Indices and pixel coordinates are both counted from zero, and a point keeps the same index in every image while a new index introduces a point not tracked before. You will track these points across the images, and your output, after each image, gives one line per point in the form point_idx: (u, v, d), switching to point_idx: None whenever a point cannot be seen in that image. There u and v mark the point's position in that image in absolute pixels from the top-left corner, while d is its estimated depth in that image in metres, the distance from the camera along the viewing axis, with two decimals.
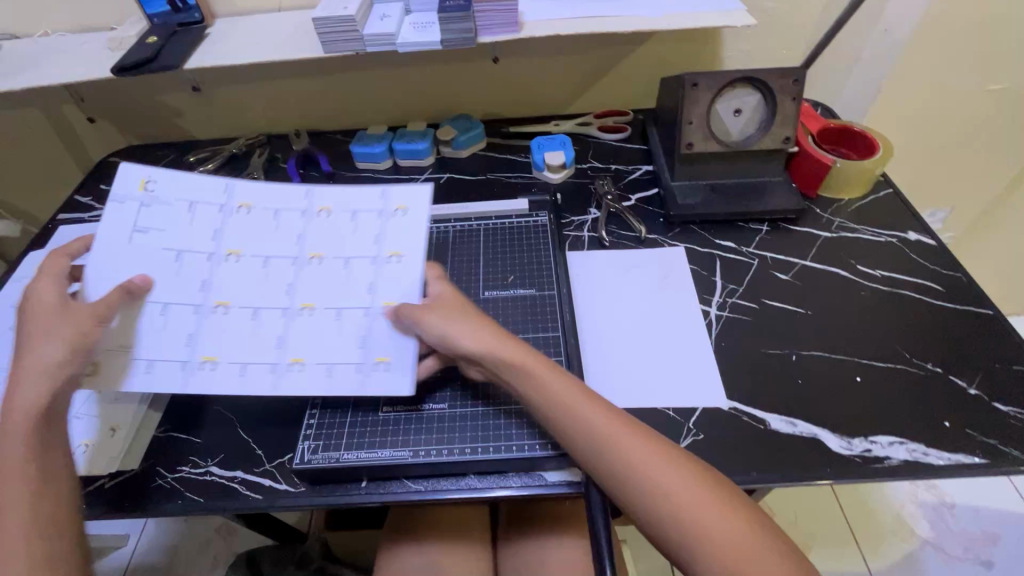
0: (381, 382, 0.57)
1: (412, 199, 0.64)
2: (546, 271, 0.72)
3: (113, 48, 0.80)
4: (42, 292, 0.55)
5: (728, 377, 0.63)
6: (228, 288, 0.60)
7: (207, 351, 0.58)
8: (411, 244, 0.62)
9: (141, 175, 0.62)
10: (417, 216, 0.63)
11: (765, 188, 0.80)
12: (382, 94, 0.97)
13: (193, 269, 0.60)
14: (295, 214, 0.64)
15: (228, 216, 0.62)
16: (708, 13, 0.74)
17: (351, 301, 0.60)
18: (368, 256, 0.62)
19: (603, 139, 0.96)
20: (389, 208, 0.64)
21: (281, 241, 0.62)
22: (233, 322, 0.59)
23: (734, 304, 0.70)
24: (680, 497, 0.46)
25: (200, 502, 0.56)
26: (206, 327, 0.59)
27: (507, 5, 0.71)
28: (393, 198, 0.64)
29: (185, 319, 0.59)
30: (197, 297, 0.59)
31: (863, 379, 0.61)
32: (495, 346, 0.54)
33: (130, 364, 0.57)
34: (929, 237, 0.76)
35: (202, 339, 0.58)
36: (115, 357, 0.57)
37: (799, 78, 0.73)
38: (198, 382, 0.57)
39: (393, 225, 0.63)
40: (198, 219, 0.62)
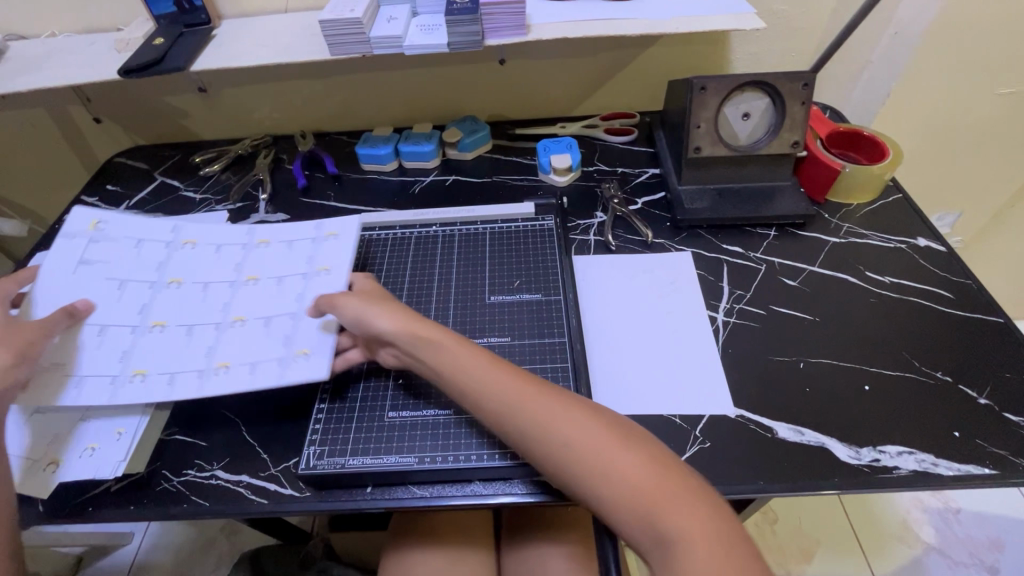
0: (301, 371, 0.59)
1: (344, 226, 0.73)
2: (554, 275, 0.71)
3: (120, 49, 0.80)
4: None
5: (736, 384, 0.62)
6: (166, 310, 0.65)
7: (140, 365, 0.61)
8: (340, 260, 0.69)
9: (95, 220, 0.71)
10: (349, 237, 0.72)
11: (773, 192, 0.80)
12: (388, 95, 0.96)
13: (134, 294, 0.66)
14: (236, 247, 0.72)
15: (174, 252, 0.71)
16: (717, 17, 0.74)
17: (281, 309, 0.65)
18: (301, 273, 0.68)
19: (609, 142, 0.95)
20: (321, 235, 0.72)
21: (220, 270, 0.69)
22: (166, 339, 0.63)
23: (741, 310, 0.69)
24: (586, 446, 0.48)
25: (205, 506, 0.56)
26: (141, 343, 0.62)
27: (515, 7, 0.70)
28: (327, 225, 0.73)
29: (121, 338, 0.62)
30: (136, 318, 0.64)
31: (871, 388, 0.61)
32: (407, 324, 0.56)
33: (61, 381, 0.59)
34: (939, 243, 0.75)
35: (136, 354, 0.61)
36: (48, 376, 0.59)
37: (809, 83, 0.72)
38: (127, 393, 0.58)
39: (326, 247, 0.71)
40: (145, 254, 0.70)
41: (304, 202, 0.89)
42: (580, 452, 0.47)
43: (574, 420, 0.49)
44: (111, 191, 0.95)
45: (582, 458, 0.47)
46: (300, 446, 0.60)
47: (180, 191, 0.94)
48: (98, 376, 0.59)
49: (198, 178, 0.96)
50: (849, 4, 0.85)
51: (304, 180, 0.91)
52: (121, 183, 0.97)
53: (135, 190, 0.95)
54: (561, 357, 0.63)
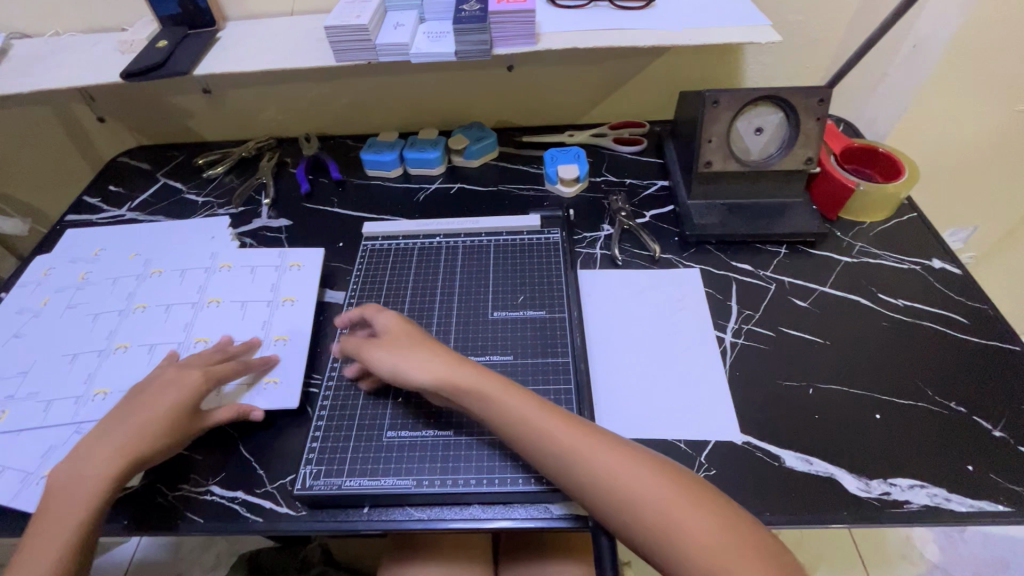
0: (267, 397, 0.61)
1: (307, 257, 0.75)
2: (561, 290, 0.70)
3: (124, 51, 0.79)
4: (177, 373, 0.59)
5: (743, 409, 0.61)
6: (130, 332, 0.67)
7: (103, 385, 0.62)
8: (304, 292, 0.71)
9: (80, 270, 0.75)
10: (311, 269, 0.74)
11: (784, 209, 0.78)
12: (395, 100, 0.95)
13: (104, 323, 0.68)
14: (198, 271, 0.74)
15: (142, 282, 0.73)
16: (733, 29, 0.72)
17: (244, 334, 0.66)
18: (265, 300, 0.70)
19: (618, 151, 0.93)
20: (284, 264, 0.74)
21: (183, 292, 0.71)
22: (127, 361, 0.64)
23: (750, 331, 0.68)
24: (662, 507, 0.46)
25: (199, 523, 0.55)
26: (105, 366, 0.64)
27: (524, 16, 0.68)
28: (291, 256, 0.75)
29: (87, 363, 0.64)
30: (103, 342, 0.66)
31: (883, 417, 0.59)
32: (443, 369, 0.55)
33: (30, 407, 0.60)
34: (954, 264, 0.73)
35: (100, 376, 0.63)
36: (19, 404, 0.61)
37: (825, 98, 0.70)
38: (88, 411, 0.59)
39: (289, 277, 0.73)
40: (118, 287, 0.73)
41: (306, 207, 0.88)
42: (649, 509, 0.46)
43: (648, 476, 0.48)
44: (114, 192, 0.94)
45: (659, 520, 0.46)
46: (297, 462, 0.58)
47: (183, 194, 0.93)
48: (62, 399, 0.61)
49: (202, 180, 0.95)
50: (869, 16, 0.83)
51: (308, 186, 0.90)
52: (124, 183, 0.96)
53: (138, 192, 0.94)
54: (566, 375, 0.62)
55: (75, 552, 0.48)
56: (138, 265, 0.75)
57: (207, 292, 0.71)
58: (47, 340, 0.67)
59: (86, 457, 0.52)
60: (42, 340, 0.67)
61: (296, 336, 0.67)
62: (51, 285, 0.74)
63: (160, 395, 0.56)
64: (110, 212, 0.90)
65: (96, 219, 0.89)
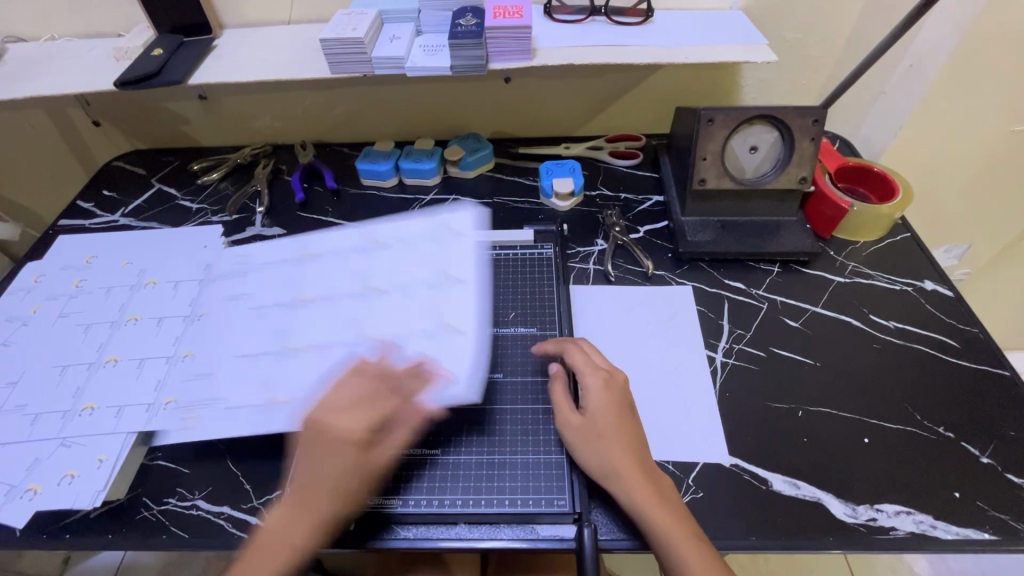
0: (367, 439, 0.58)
1: (463, 317, 0.62)
2: (551, 310, 0.70)
3: (119, 58, 0.78)
4: (348, 425, 0.52)
5: (732, 430, 0.61)
6: (304, 330, 0.63)
7: (280, 394, 0.59)
8: (463, 368, 0.58)
9: (74, 279, 0.75)
10: (471, 332, 0.61)
11: (777, 227, 0.78)
12: (391, 109, 0.95)
13: (275, 320, 0.65)
14: (356, 253, 0.67)
15: (302, 268, 0.68)
16: (730, 48, 0.72)
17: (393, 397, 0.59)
18: (427, 336, 0.60)
19: (614, 165, 0.93)
20: (439, 328, 0.61)
21: (343, 284, 0.65)
22: (304, 363, 0.60)
23: (740, 351, 0.68)
24: None
25: (184, 538, 0.55)
26: (283, 368, 0.61)
27: (520, 32, 0.68)
28: (447, 316, 0.61)
29: (267, 365, 0.62)
30: (277, 344, 0.63)
31: (871, 441, 0.59)
32: (610, 461, 0.52)
33: (221, 413, 0.59)
34: (946, 286, 0.73)
35: (281, 381, 0.60)
36: (207, 410, 0.60)
37: (819, 119, 0.71)
38: (245, 416, 0.58)
39: (450, 347, 0.59)
40: (286, 276, 0.68)
41: (301, 216, 0.88)
42: None
43: None
44: (107, 197, 0.94)
45: None
46: (284, 478, 0.58)
47: (177, 200, 0.92)
48: (51, 412, 0.61)
49: (196, 187, 0.94)
50: (865, 35, 0.83)
51: (303, 195, 0.90)
52: (117, 188, 0.95)
53: (132, 197, 0.93)
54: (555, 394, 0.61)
55: None
56: (289, 245, 0.71)
57: (298, 287, 0.66)
58: (38, 350, 0.67)
59: (261, 537, 0.51)
60: (32, 349, 0.67)
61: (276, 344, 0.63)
62: (41, 292, 0.73)
63: (320, 474, 0.51)
64: (103, 218, 0.90)
65: (89, 225, 0.89)
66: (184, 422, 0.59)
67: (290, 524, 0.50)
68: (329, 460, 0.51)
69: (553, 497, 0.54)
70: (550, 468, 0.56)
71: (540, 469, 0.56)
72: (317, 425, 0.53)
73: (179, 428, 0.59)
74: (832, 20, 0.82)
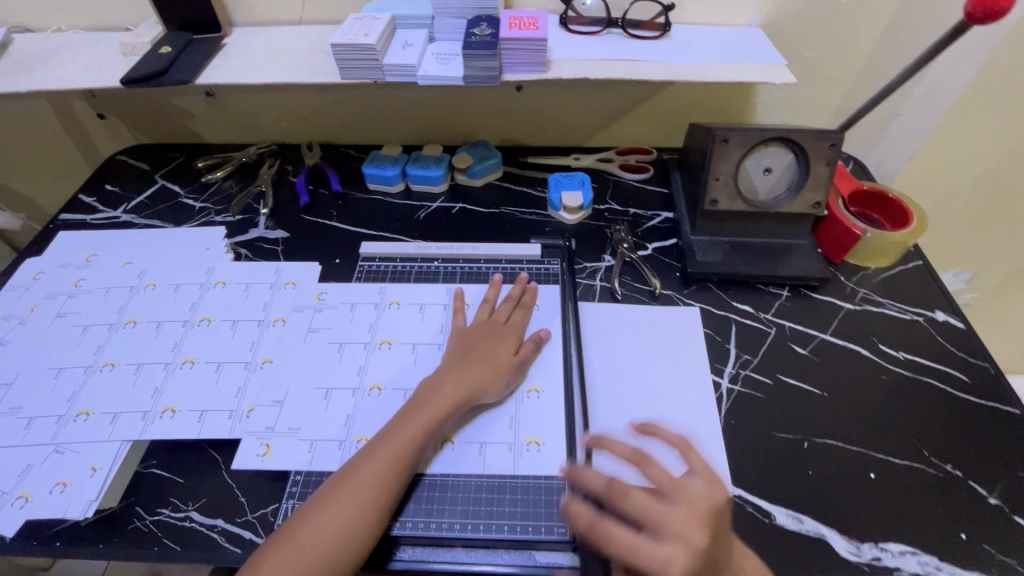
0: (457, 458, 0.57)
1: (548, 382, 0.63)
2: (549, 332, 0.68)
3: (127, 54, 0.77)
4: (502, 342, 0.64)
5: (735, 460, 0.60)
6: (382, 372, 0.64)
7: (364, 430, 0.59)
8: (550, 431, 0.59)
9: (74, 278, 0.74)
10: (554, 397, 0.62)
11: (788, 250, 0.77)
12: (400, 113, 0.94)
13: (351, 357, 0.66)
14: (441, 309, 0.71)
15: (382, 313, 0.71)
16: (749, 67, 0.70)
17: (470, 462, 0.57)
18: (504, 442, 0.58)
19: (623, 178, 0.92)
20: (521, 390, 0.62)
21: (427, 331, 0.68)
22: (385, 404, 0.61)
23: (746, 377, 0.67)
24: None
25: (177, 551, 0.53)
26: (363, 407, 0.61)
27: (536, 44, 0.67)
28: (526, 378, 0.63)
29: (344, 402, 0.61)
30: (355, 380, 0.63)
31: (877, 477, 0.58)
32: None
33: (296, 446, 0.58)
34: (957, 318, 0.72)
35: (360, 418, 0.60)
36: (284, 439, 0.59)
37: (836, 143, 0.69)
38: (324, 452, 0.58)
39: (528, 408, 0.61)
40: (358, 316, 0.70)
41: (305, 219, 0.86)
42: None
43: None
44: (110, 191, 0.93)
45: None
46: (279, 491, 0.57)
47: (181, 198, 0.91)
48: (45, 416, 0.60)
49: (199, 184, 0.93)
50: (883, 57, 0.82)
51: (308, 197, 0.88)
52: (120, 183, 0.94)
53: (135, 193, 0.92)
54: (557, 416, 0.60)
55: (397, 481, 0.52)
56: (374, 292, 0.73)
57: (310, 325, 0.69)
58: (34, 352, 0.65)
59: (395, 422, 0.56)
60: (27, 350, 0.66)
61: (282, 357, 0.65)
62: (40, 289, 0.72)
63: (477, 348, 0.62)
64: (105, 213, 0.89)
65: (90, 220, 0.87)
66: (262, 451, 0.58)
67: (434, 399, 0.57)
68: (483, 350, 0.62)
69: (554, 525, 0.53)
70: (551, 494, 0.55)
71: (541, 495, 0.55)
72: (469, 333, 0.65)
73: (257, 457, 0.57)
74: (852, 40, 0.81)
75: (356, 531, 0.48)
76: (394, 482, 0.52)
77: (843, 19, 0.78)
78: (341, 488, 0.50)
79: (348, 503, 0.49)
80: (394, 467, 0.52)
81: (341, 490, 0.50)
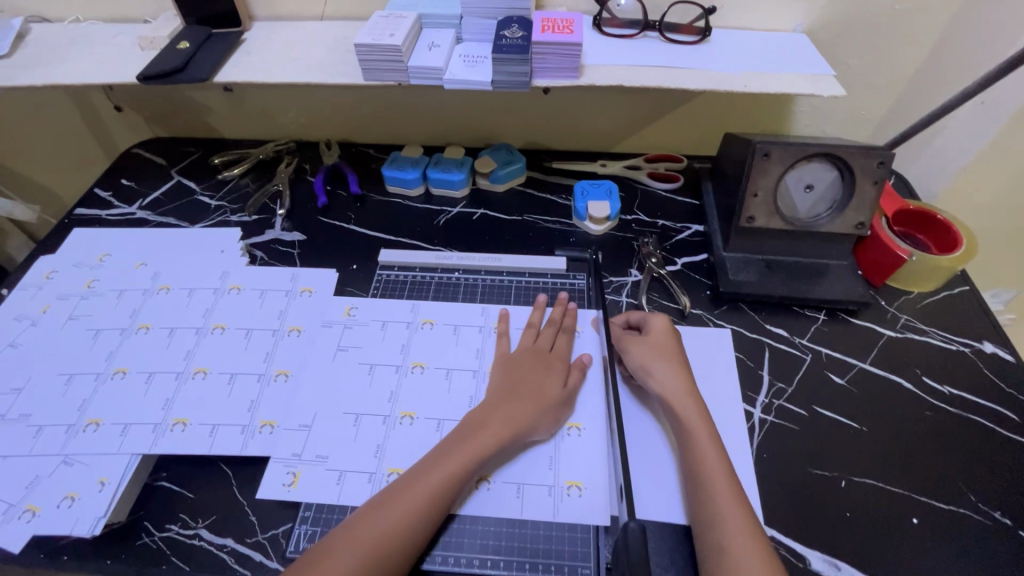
0: (491, 498, 0.54)
1: (589, 419, 0.60)
2: (592, 358, 0.65)
3: (145, 48, 0.74)
4: (554, 378, 0.60)
5: (767, 497, 0.56)
6: (413, 399, 0.62)
7: (395, 463, 0.57)
8: (590, 474, 0.56)
9: (87, 278, 0.72)
10: (594, 437, 0.59)
11: (827, 271, 0.73)
12: (421, 112, 0.90)
13: (382, 381, 0.63)
14: (475, 330, 0.68)
15: (415, 332, 0.68)
16: (795, 77, 0.66)
17: (507, 502, 0.54)
18: (544, 484, 0.55)
19: (652, 187, 0.88)
20: (562, 428, 0.59)
21: (462, 356, 0.65)
22: (417, 434, 0.59)
23: (780, 408, 0.63)
24: None
25: (185, 571, 0.51)
26: (394, 437, 0.59)
27: (569, 49, 0.64)
28: (570, 414, 0.60)
29: (374, 430, 0.59)
30: (386, 407, 0.61)
31: (919, 522, 0.55)
32: (666, 390, 0.58)
33: (323, 476, 0.56)
34: (1007, 350, 0.68)
35: (391, 449, 0.58)
36: (312, 467, 0.57)
37: (885, 161, 0.65)
38: (354, 483, 0.56)
39: (566, 448, 0.58)
40: (390, 335, 0.67)
41: (322, 221, 0.84)
42: None
43: None
44: (125, 186, 0.91)
45: None
46: (292, 512, 0.55)
47: (197, 195, 0.89)
48: (54, 425, 0.58)
49: (216, 181, 0.91)
50: (936, 68, 0.77)
51: (325, 199, 0.86)
52: (136, 178, 0.92)
53: (150, 188, 0.90)
54: (596, 457, 0.57)
55: (432, 514, 0.50)
56: (406, 308, 0.70)
57: (340, 343, 0.66)
58: (45, 356, 0.64)
59: (439, 449, 0.54)
60: (38, 354, 0.64)
61: (297, 371, 0.64)
62: (54, 289, 0.71)
63: (524, 380, 0.59)
64: (119, 208, 0.87)
65: (105, 216, 0.86)
66: (289, 480, 0.56)
67: (485, 432, 0.54)
68: (534, 378, 0.60)
69: (577, 565, 0.51)
70: (575, 531, 0.53)
71: (564, 532, 0.53)
72: (517, 357, 0.62)
73: (283, 486, 0.55)
74: (903, 49, 0.76)
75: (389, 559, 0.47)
76: (436, 508, 0.50)
77: (896, 26, 0.74)
78: (388, 499, 0.50)
79: (380, 528, 0.48)
80: (440, 493, 0.50)
81: (373, 517, 0.48)
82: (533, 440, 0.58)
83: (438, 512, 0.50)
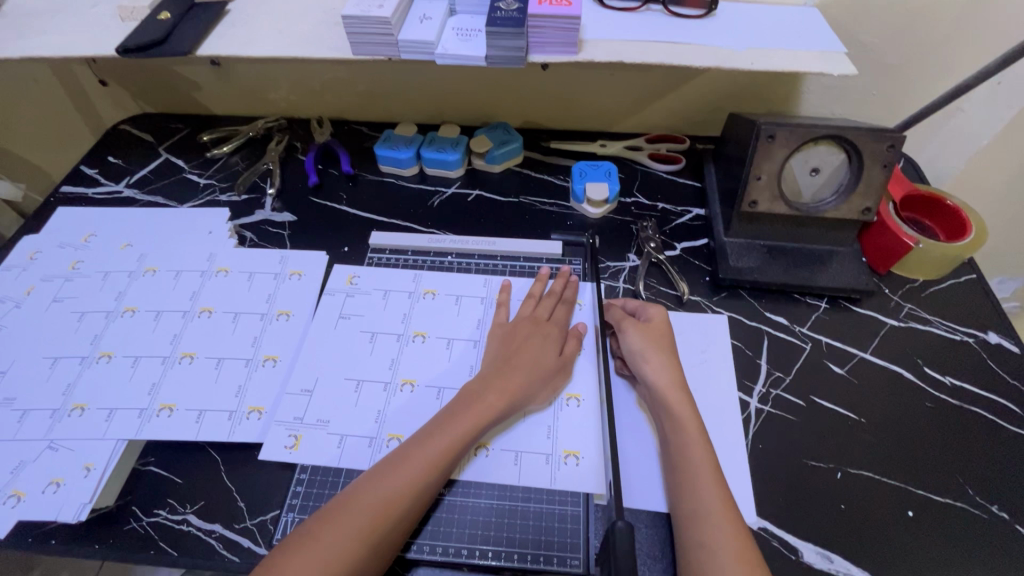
0: (481, 472, 0.54)
1: (587, 389, 0.60)
2: (586, 327, 0.64)
3: (125, 18, 0.71)
4: (547, 349, 0.59)
5: (760, 489, 0.56)
6: (413, 367, 0.61)
7: (395, 429, 0.56)
8: (589, 444, 0.56)
9: (73, 259, 0.71)
10: (592, 410, 0.58)
11: (830, 256, 0.71)
12: (414, 89, 0.87)
13: (383, 349, 0.63)
14: (476, 302, 0.67)
15: (415, 303, 0.67)
16: (803, 55, 0.63)
17: (498, 484, 0.54)
18: (542, 453, 0.55)
19: (652, 169, 0.86)
20: (560, 397, 0.59)
21: (463, 326, 0.65)
22: (419, 402, 0.58)
23: (777, 398, 0.62)
24: None
25: (173, 555, 0.51)
26: (395, 404, 0.58)
27: (567, 22, 0.60)
28: (567, 384, 0.60)
29: (374, 398, 0.59)
30: (386, 375, 0.61)
31: (915, 515, 0.54)
32: (660, 381, 0.57)
33: (324, 440, 0.56)
34: (1013, 341, 0.66)
35: (391, 416, 0.57)
36: (314, 431, 0.57)
37: (896, 144, 0.62)
38: (353, 450, 0.56)
39: (566, 417, 0.57)
40: (391, 304, 0.67)
41: (313, 202, 0.81)
42: None
43: None
44: (112, 164, 0.89)
45: None
46: (281, 498, 0.54)
47: (185, 173, 0.87)
48: (39, 410, 0.57)
49: (205, 160, 0.89)
50: (952, 45, 0.73)
51: (316, 177, 0.83)
52: (123, 155, 0.90)
53: (137, 166, 0.88)
54: (594, 427, 0.57)
55: (423, 494, 0.48)
56: (408, 279, 0.70)
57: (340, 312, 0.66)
58: (28, 340, 0.63)
59: (432, 424, 0.52)
60: (22, 337, 0.63)
61: (287, 355, 0.62)
62: (38, 269, 0.70)
63: (521, 350, 0.58)
64: (105, 187, 0.85)
65: (91, 195, 0.84)
66: (291, 443, 0.56)
67: (479, 408, 0.53)
68: (530, 350, 0.58)
69: (567, 555, 0.50)
70: (564, 522, 0.52)
71: (554, 522, 0.52)
72: (511, 330, 0.61)
73: (285, 448, 0.56)
74: (918, 26, 0.72)
75: (383, 537, 0.46)
76: (434, 481, 0.49)
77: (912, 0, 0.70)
78: (381, 476, 0.48)
79: (374, 507, 0.46)
80: (436, 469, 0.49)
81: (363, 496, 0.47)
82: (530, 407, 0.57)
83: (430, 490, 0.49)
